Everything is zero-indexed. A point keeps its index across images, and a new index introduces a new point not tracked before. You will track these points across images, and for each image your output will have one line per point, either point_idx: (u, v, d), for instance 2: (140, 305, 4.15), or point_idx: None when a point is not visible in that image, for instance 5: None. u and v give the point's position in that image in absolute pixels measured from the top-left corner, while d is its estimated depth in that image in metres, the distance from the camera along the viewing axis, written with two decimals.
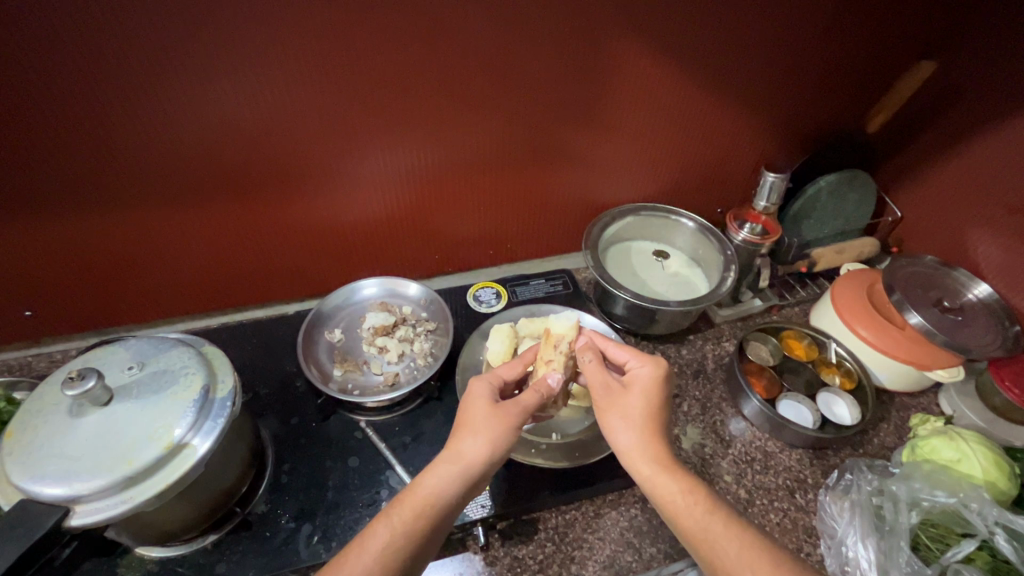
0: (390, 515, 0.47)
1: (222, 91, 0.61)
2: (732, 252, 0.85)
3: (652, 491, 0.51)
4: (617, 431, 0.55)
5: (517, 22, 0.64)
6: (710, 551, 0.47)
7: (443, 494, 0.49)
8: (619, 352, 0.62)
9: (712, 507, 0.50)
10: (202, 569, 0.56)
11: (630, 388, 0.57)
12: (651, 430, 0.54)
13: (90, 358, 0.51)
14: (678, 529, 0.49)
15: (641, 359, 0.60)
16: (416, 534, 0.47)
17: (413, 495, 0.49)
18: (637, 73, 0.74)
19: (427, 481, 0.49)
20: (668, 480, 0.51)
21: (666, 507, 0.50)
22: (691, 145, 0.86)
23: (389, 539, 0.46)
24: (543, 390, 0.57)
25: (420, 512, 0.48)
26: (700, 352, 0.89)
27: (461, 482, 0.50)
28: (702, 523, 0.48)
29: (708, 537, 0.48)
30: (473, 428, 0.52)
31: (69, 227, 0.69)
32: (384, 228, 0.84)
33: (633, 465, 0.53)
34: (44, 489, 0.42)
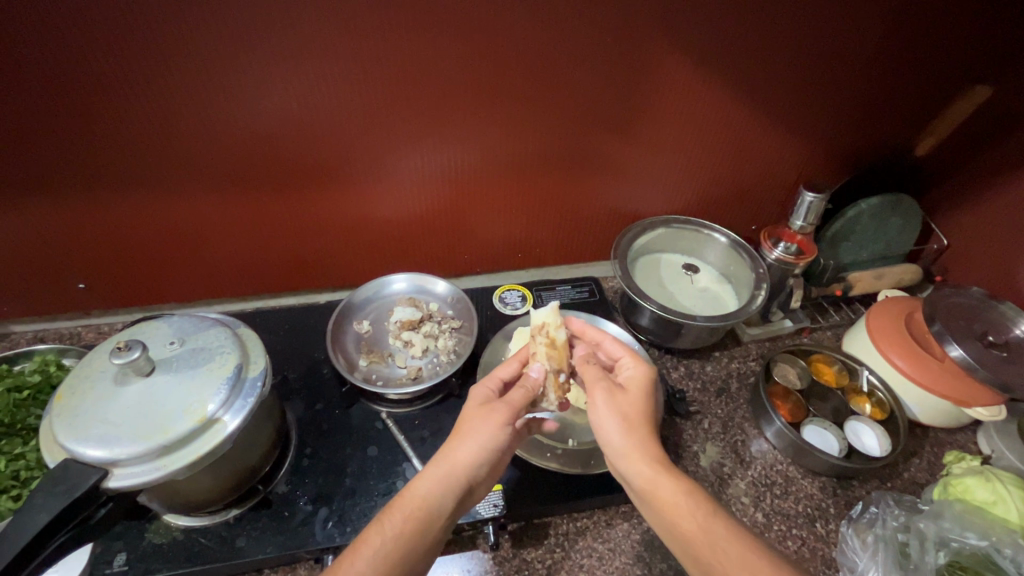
0: (382, 523, 0.48)
1: (274, 85, 0.64)
2: (764, 271, 0.83)
3: (652, 492, 0.51)
4: (616, 428, 0.55)
5: (559, 31, 0.65)
6: (710, 554, 0.47)
7: (437, 493, 0.50)
8: (616, 347, 0.65)
9: (714, 510, 0.49)
10: (223, 541, 0.59)
11: (628, 390, 0.59)
12: (647, 430, 0.55)
13: (136, 330, 0.54)
14: (674, 529, 0.50)
15: (636, 360, 0.62)
16: (406, 537, 0.48)
17: (406, 498, 0.50)
18: (679, 84, 0.73)
19: (422, 484, 0.50)
20: (668, 482, 0.51)
21: (663, 507, 0.51)
22: (729, 160, 0.85)
23: (381, 547, 0.47)
24: (529, 385, 0.59)
25: (410, 515, 0.49)
26: (725, 370, 0.87)
27: (450, 485, 0.51)
28: (704, 526, 0.48)
29: (709, 541, 0.47)
30: (462, 433, 0.53)
31: (124, 206, 0.73)
32: (417, 225, 0.86)
33: (631, 462, 0.53)
34: (87, 450, 0.45)
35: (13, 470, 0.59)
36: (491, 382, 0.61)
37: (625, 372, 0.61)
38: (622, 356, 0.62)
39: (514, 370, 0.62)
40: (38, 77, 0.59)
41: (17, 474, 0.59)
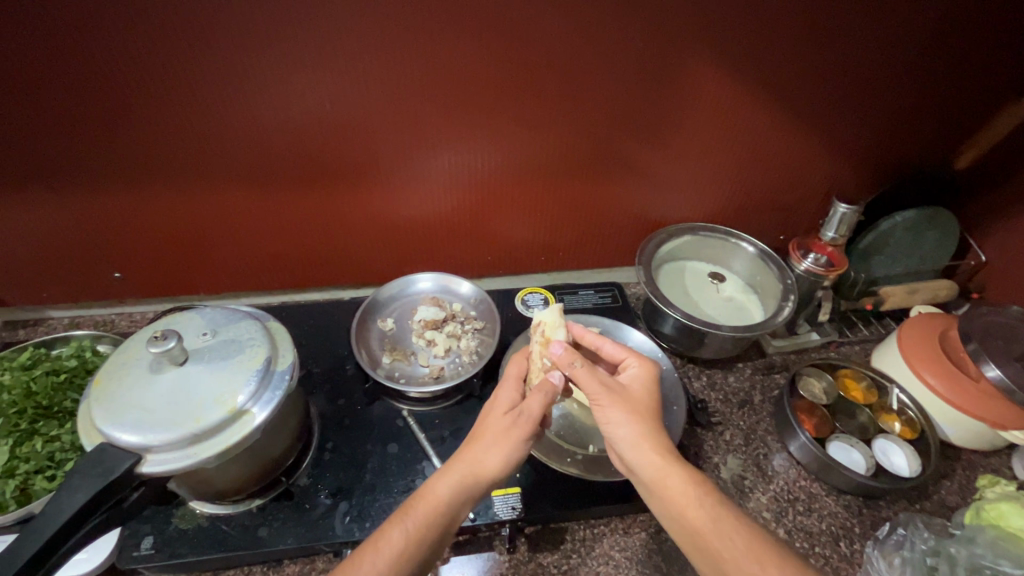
0: (404, 522, 0.49)
1: (309, 84, 0.66)
2: (792, 282, 0.82)
3: (659, 482, 0.51)
4: (622, 426, 0.54)
5: (592, 35, 0.65)
6: (716, 542, 0.48)
7: (456, 498, 0.51)
8: (615, 349, 0.63)
9: (721, 500, 0.50)
10: (246, 530, 0.60)
11: (632, 387, 0.58)
12: (656, 427, 0.55)
13: (170, 320, 0.55)
14: (683, 522, 0.50)
15: (637, 358, 0.61)
16: (424, 536, 0.49)
17: (424, 499, 0.50)
18: (711, 89, 0.73)
19: (440, 485, 0.51)
20: (676, 472, 0.52)
21: (672, 500, 0.50)
22: (759, 168, 0.84)
23: (401, 545, 0.48)
24: (548, 390, 0.56)
25: (430, 516, 0.50)
26: (748, 382, 0.86)
27: (472, 492, 0.51)
28: (712, 515, 0.49)
29: (717, 531, 0.48)
30: (486, 442, 0.53)
31: (161, 198, 0.75)
32: (442, 225, 0.86)
33: (640, 457, 0.53)
34: (123, 435, 0.46)
35: (49, 451, 0.61)
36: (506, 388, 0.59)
37: (628, 372, 0.60)
38: (625, 355, 0.61)
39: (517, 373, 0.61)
40: (87, 71, 0.61)
41: (52, 455, 0.61)
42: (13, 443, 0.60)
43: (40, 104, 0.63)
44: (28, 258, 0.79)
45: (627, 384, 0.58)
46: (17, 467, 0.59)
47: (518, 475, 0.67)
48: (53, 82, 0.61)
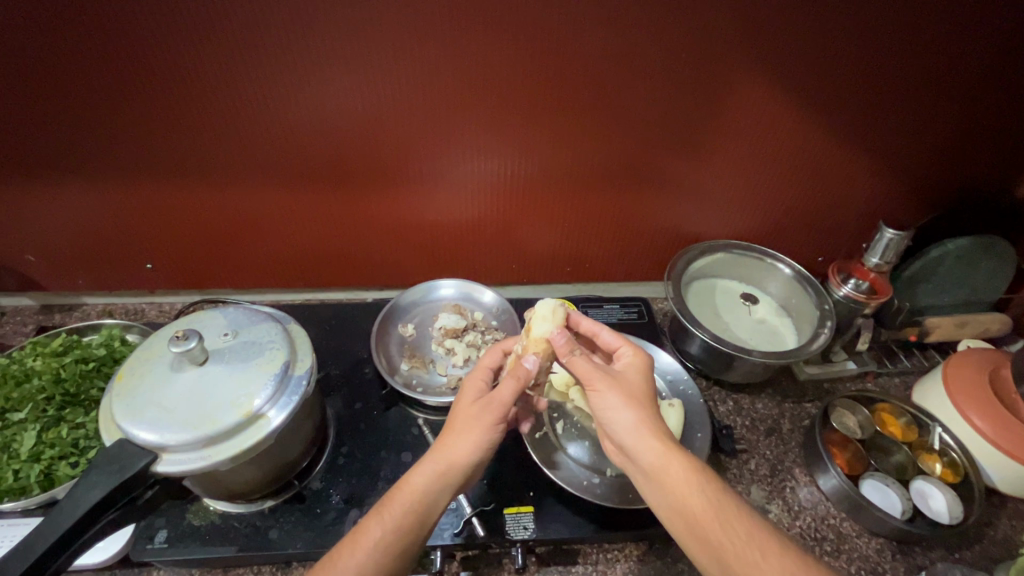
0: (382, 514, 0.49)
1: (344, 86, 0.66)
2: (830, 307, 0.78)
3: (658, 468, 0.49)
4: (619, 411, 0.52)
5: (632, 45, 0.63)
6: (716, 531, 0.46)
7: (434, 488, 0.50)
8: (612, 337, 0.61)
9: (720, 488, 0.49)
10: (257, 531, 0.60)
11: (626, 373, 0.55)
12: (654, 411, 0.53)
13: (194, 318, 0.55)
14: (681, 510, 0.48)
15: (631, 348, 0.59)
16: (405, 528, 0.48)
17: (405, 490, 0.50)
18: (753, 103, 0.70)
19: (417, 477, 0.50)
20: (678, 457, 0.50)
21: (673, 488, 0.48)
22: (800, 187, 0.80)
23: (382, 537, 0.47)
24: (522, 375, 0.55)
25: (410, 508, 0.49)
26: (777, 409, 0.82)
27: (447, 482, 0.51)
28: (712, 503, 0.47)
29: (719, 520, 0.47)
30: (458, 429, 0.52)
31: (194, 193, 0.76)
32: (468, 231, 0.85)
33: (637, 442, 0.51)
34: (141, 433, 0.46)
35: (74, 438, 0.62)
36: (484, 373, 0.59)
37: (622, 360, 0.58)
38: (620, 344, 0.59)
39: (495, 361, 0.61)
40: (129, 65, 0.62)
41: (76, 442, 0.62)
42: (41, 428, 0.62)
43: (84, 95, 0.64)
44: (66, 244, 0.82)
45: (622, 371, 0.56)
46: (43, 451, 0.61)
47: (532, 492, 0.65)
48: (97, 74, 0.63)
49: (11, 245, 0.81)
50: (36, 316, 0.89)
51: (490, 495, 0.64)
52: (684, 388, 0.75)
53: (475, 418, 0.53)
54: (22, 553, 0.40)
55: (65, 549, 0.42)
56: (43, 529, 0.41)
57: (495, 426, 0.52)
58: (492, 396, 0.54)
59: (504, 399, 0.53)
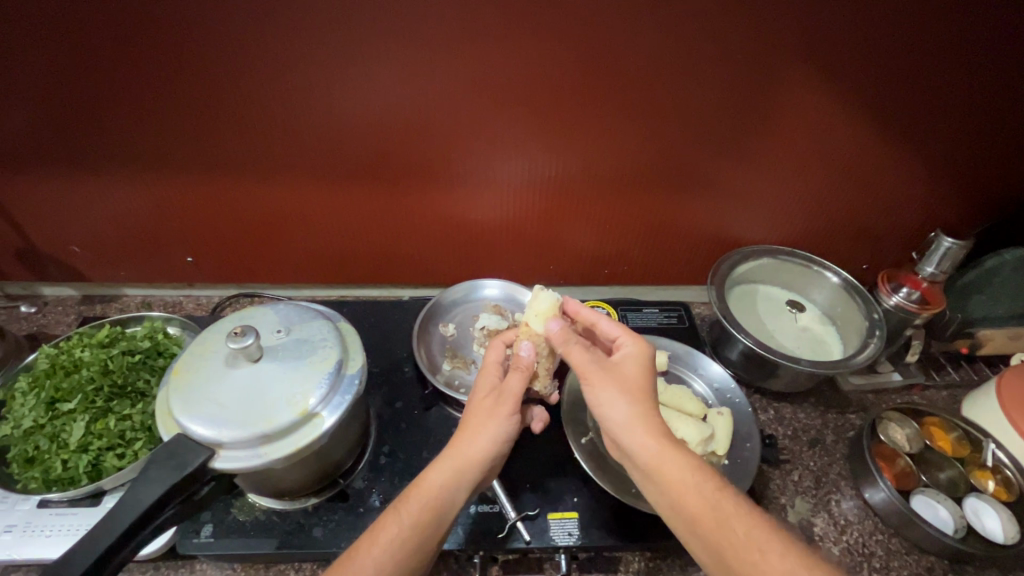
0: (399, 511, 0.50)
1: (395, 82, 0.65)
2: (879, 317, 0.76)
3: (653, 464, 0.50)
4: (612, 406, 0.53)
5: (690, 44, 0.62)
6: (715, 529, 0.46)
7: (451, 485, 0.51)
8: (611, 327, 0.60)
9: (719, 485, 0.49)
10: (301, 528, 0.60)
11: (622, 365, 0.56)
12: (651, 407, 0.53)
13: (247, 314, 0.55)
14: (679, 507, 0.48)
15: (630, 339, 0.58)
16: (422, 525, 0.49)
17: (420, 489, 0.51)
18: (809, 105, 0.68)
19: (433, 476, 0.51)
20: (673, 454, 0.50)
21: (669, 485, 0.49)
22: (851, 192, 0.78)
23: (400, 533, 0.48)
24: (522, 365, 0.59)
25: (427, 506, 0.50)
26: (820, 420, 0.80)
27: (465, 479, 0.52)
28: (710, 501, 0.48)
29: (714, 517, 0.47)
30: (471, 427, 0.54)
31: (239, 187, 0.77)
32: (507, 231, 0.85)
33: (634, 439, 0.52)
34: (198, 429, 0.46)
35: (121, 430, 0.62)
36: (491, 373, 0.59)
37: (621, 352, 0.57)
38: (620, 335, 0.58)
39: (497, 360, 0.61)
40: (183, 59, 0.62)
41: (123, 433, 0.63)
42: (90, 418, 0.62)
43: (136, 88, 0.65)
44: (111, 235, 0.82)
45: (619, 363, 0.56)
46: (91, 442, 0.61)
47: (576, 498, 0.64)
48: (151, 67, 0.63)
49: (58, 235, 0.82)
50: (78, 306, 0.90)
51: (533, 499, 0.63)
52: (731, 397, 0.74)
53: (490, 411, 0.55)
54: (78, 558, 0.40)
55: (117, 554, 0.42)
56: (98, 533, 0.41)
57: (510, 417, 0.54)
58: (502, 391, 0.57)
59: (512, 391, 0.57)
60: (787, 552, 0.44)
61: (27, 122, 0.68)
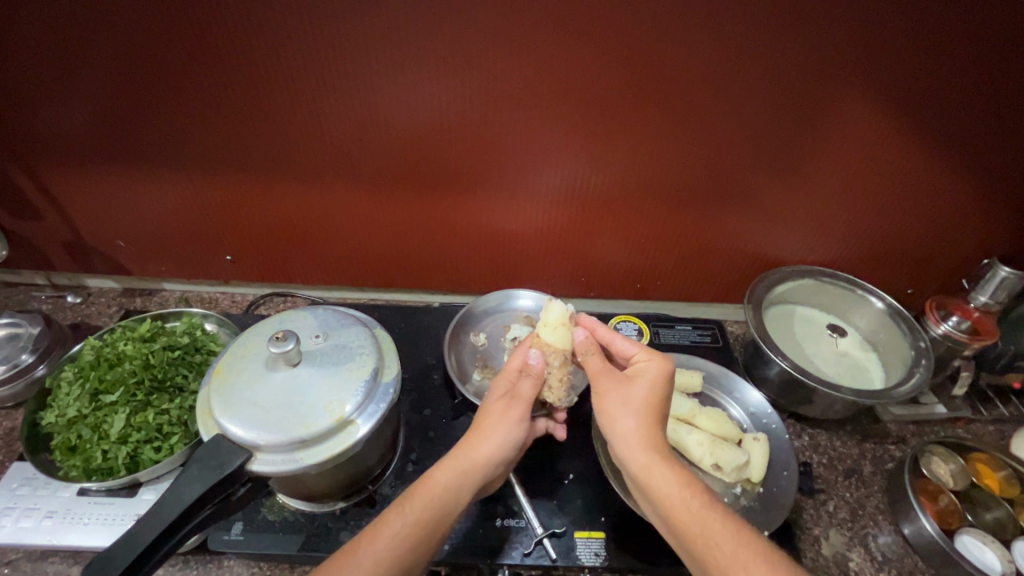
0: (404, 508, 0.50)
1: (439, 91, 0.66)
2: (925, 346, 0.73)
3: (647, 480, 0.51)
4: (619, 418, 0.54)
5: (739, 60, 0.61)
6: (703, 548, 0.47)
7: (455, 487, 0.52)
8: (627, 344, 0.61)
9: (712, 504, 0.49)
10: (327, 532, 0.60)
11: (635, 378, 0.56)
12: (654, 422, 0.54)
13: (286, 317, 0.56)
14: (671, 523, 0.49)
15: (649, 353, 0.58)
16: (423, 525, 0.50)
17: (424, 487, 0.51)
18: (860, 125, 0.66)
19: (439, 476, 0.52)
20: (666, 471, 0.50)
21: (663, 501, 0.50)
22: (900, 215, 0.75)
23: (401, 528, 0.49)
24: (531, 371, 0.60)
25: (428, 505, 0.51)
26: (857, 450, 0.77)
27: (468, 482, 0.52)
28: (700, 519, 0.48)
29: (704, 536, 0.47)
30: (481, 431, 0.55)
31: (281, 189, 0.78)
32: (542, 241, 0.85)
33: (631, 454, 0.53)
34: (238, 431, 0.47)
35: (159, 424, 0.64)
36: (507, 375, 0.60)
37: (636, 365, 0.58)
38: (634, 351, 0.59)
39: (518, 362, 0.62)
40: (236, 64, 0.64)
41: (161, 427, 0.64)
42: (130, 411, 0.64)
43: (190, 91, 0.67)
44: (155, 231, 0.85)
45: (632, 376, 0.57)
46: (130, 434, 0.63)
47: (603, 518, 0.63)
48: (205, 71, 0.65)
49: (106, 229, 0.84)
50: (120, 299, 0.93)
51: (560, 516, 0.63)
52: (767, 422, 0.72)
53: (501, 416, 0.56)
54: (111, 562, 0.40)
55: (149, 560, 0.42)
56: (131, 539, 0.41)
57: (520, 421, 0.55)
58: (516, 394, 0.58)
59: (523, 395, 0.58)
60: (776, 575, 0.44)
61: (85, 121, 0.70)
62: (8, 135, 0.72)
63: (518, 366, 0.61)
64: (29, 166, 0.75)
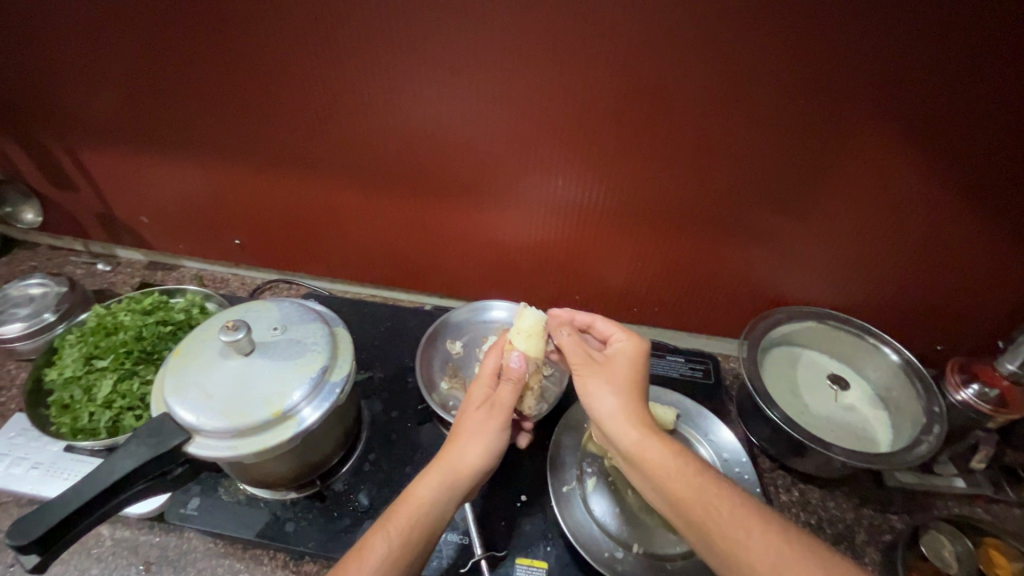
0: (386, 528, 0.48)
1: (432, 98, 0.66)
2: (940, 411, 0.65)
3: (640, 456, 0.51)
4: (600, 399, 0.55)
5: (740, 86, 0.57)
6: (701, 514, 0.46)
7: (440, 498, 0.50)
8: (604, 325, 0.63)
9: (702, 471, 0.49)
10: (275, 520, 0.61)
11: (612, 360, 0.58)
12: (637, 397, 0.55)
13: (251, 308, 0.58)
14: (667, 494, 0.49)
15: (623, 334, 0.61)
16: (409, 543, 0.47)
17: (408, 502, 0.49)
18: (880, 162, 0.60)
19: (421, 490, 0.50)
20: (656, 443, 0.51)
21: (654, 472, 0.50)
22: (924, 265, 0.68)
23: (387, 551, 0.47)
24: (513, 375, 0.58)
25: (414, 522, 0.48)
26: (851, 514, 0.70)
27: (452, 493, 0.51)
28: (694, 486, 0.48)
29: (700, 502, 0.47)
30: (463, 438, 0.53)
31: (286, 182, 0.81)
32: (536, 254, 0.83)
33: (619, 431, 0.53)
34: (181, 413, 0.48)
35: (142, 393, 0.67)
36: (483, 382, 0.59)
37: (613, 347, 0.60)
38: (612, 330, 0.61)
39: (494, 366, 0.60)
40: (243, 61, 0.67)
41: (143, 397, 0.68)
42: (117, 377, 0.68)
43: (202, 84, 0.70)
44: (174, 211, 0.90)
45: (612, 357, 0.58)
46: (114, 400, 0.67)
47: (549, 547, 0.60)
48: (216, 65, 0.68)
49: (133, 206, 0.91)
50: (143, 270, 0.99)
51: (505, 539, 0.61)
52: (739, 472, 0.67)
53: (479, 425, 0.54)
54: (38, 522, 0.42)
55: (71, 528, 0.44)
56: (64, 500, 0.43)
57: (504, 429, 0.54)
58: (494, 402, 0.56)
59: (504, 403, 0.56)
60: (770, 531, 0.44)
61: (113, 105, 0.75)
62: (49, 113, 0.78)
63: (495, 369, 0.60)
64: (68, 141, 0.82)
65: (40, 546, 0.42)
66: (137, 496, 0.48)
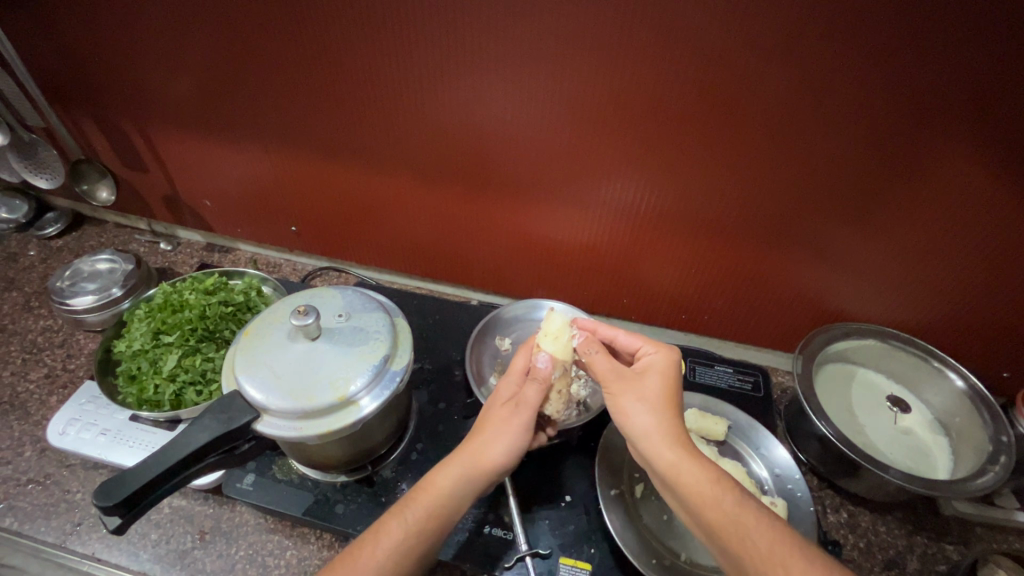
0: (405, 514, 0.49)
1: (496, 98, 0.67)
2: (1008, 441, 0.62)
3: (674, 475, 0.49)
4: (635, 415, 0.53)
5: (816, 97, 0.56)
6: (736, 545, 0.45)
7: (459, 490, 0.51)
8: (630, 340, 0.64)
9: (742, 499, 0.48)
10: (325, 501, 0.63)
11: (643, 372, 0.57)
12: (673, 414, 0.54)
13: (316, 295, 0.59)
14: (701, 519, 0.48)
15: (654, 346, 0.60)
16: (426, 531, 0.49)
17: (427, 493, 0.50)
18: (961, 183, 0.58)
19: (439, 479, 0.51)
20: (694, 466, 0.49)
21: (690, 495, 0.48)
22: (999, 289, 0.65)
23: (402, 537, 0.48)
24: (541, 377, 0.58)
25: (434, 511, 0.50)
26: (905, 542, 0.68)
27: (474, 486, 0.51)
28: (731, 514, 0.47)
29: (736, 531, 0.46)
30: (488, 433, 0.53)
31: (345, 174, 0.83)
32: (585, 254, 0.83)
33: (655, 449, 0.51)
34: (251, 391, 0.50)
35: (204, 369, 0.70)
36: (511, 381, 0.59)
37: (644, 359, 0.59)
38: (640, 344, 0.61)
39: (522, 366, 0.61)
40: (315, 54, 0.68)
41: (204, 373, 0.71)
42: (181, 353, 0.71)
43: (273, 76, 0.72)
44: (236, 197, 0.93)
45: (643, 370, 0.58)
46: (178, 374, 0.70)
47: (593, 549, 0.60)
48: (287, 59, 0.70)
49: (198, 190, 0.94)
50: (201, 252, 1.03)
51: (548, 538, 0.61)
52: (792, 489, 0.65)
53: (500, 419, 0.55)
54: (118, 486, 0.44)
55: (146, 495, 0.46)
56: (141, 468, 0.45)
57: (526, 427, 0.54)
58: (519, 401, 0.56)
59: (528, 401, 0.56)
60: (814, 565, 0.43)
61: (188, 93, 0.79)
62: (128, 98, 0.82)
63: (524, 370, 0.60)
64: (142, 125, 0.86)
65: (121, 508, 0.44)
66: (203, 470, 0.50)
